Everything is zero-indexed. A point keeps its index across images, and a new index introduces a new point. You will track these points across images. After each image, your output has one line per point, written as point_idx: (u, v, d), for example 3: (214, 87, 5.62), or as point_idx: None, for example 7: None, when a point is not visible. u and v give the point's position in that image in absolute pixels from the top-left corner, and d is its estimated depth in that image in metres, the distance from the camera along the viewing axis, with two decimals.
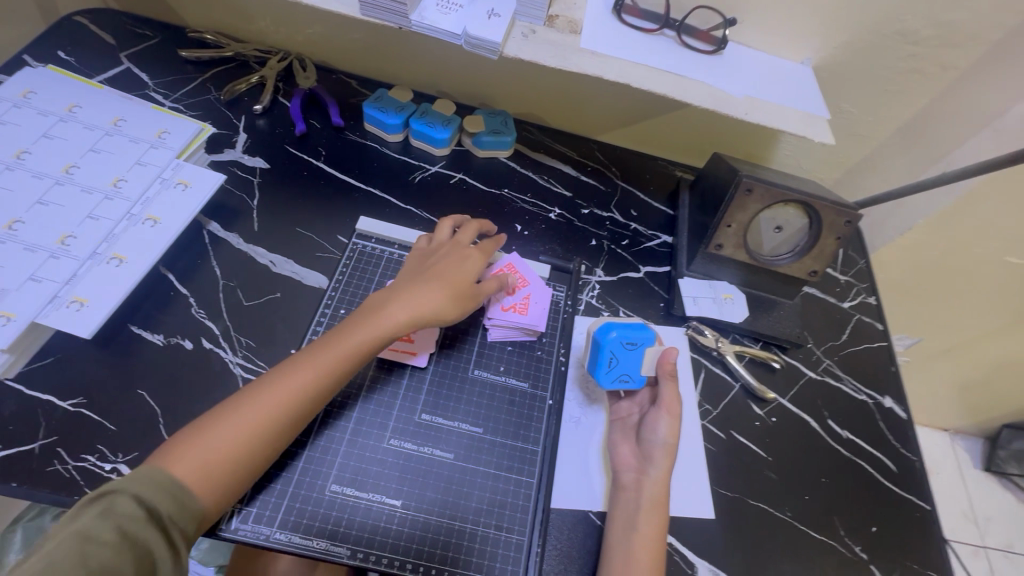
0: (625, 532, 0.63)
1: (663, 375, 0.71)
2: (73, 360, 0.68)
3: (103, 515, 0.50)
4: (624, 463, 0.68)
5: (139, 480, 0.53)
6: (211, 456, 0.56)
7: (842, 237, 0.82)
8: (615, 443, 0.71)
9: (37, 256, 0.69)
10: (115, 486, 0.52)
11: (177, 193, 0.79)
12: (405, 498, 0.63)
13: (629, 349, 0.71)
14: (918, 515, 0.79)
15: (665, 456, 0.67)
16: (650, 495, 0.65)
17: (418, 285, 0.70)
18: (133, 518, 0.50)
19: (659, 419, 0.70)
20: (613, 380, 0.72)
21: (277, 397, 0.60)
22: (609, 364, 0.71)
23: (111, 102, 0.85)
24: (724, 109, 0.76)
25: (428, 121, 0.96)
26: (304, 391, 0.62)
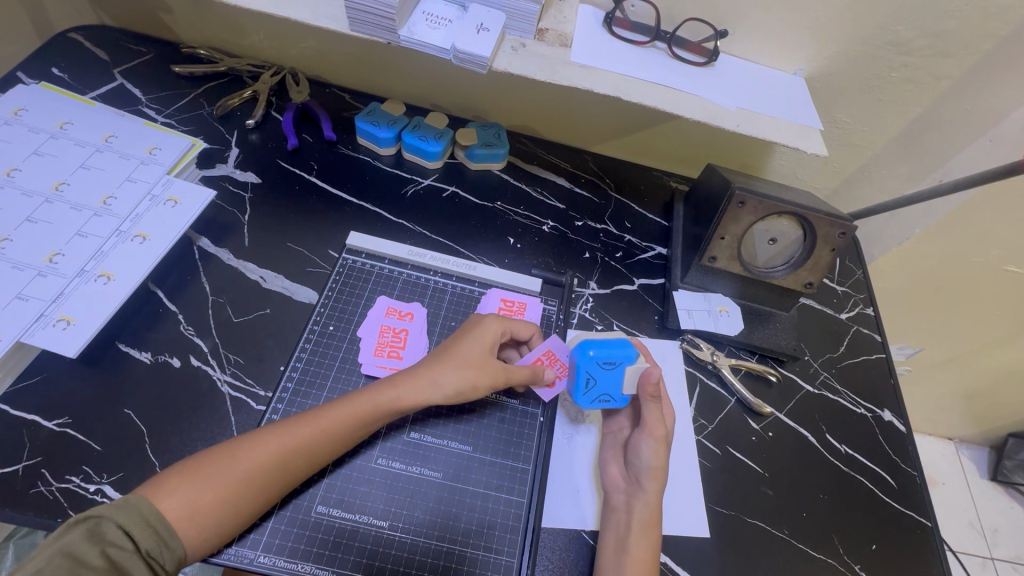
0: (616, 553, 0.61)
1: (645, 397, 0.67)
2: (60, 378, 0.68)
3: (92, 539, 0.49)
4: (613, 484, 0.68)
5: (126, 509, 0.52)
6: (200, 494, 0.55)
7: (837, 249, 0.81)
8: (607, 461, 0.70)
9: (25, 274, 0.69)
10: (101, 512, 0.51)
11: (166, 210, 0.78)
12: (392, 518, 0.62)
13: (607, 369, 0.68)
14: (919, 532, 0.78)
15: (652, 479, 0.65)
16: (639, 517, 0.63)
17: (445, 358, 0.67)
18: (119, 547, 0.50)
19: (642, 442, 0.67)
20: (592, 401, 0.70)
21: (292, 440, 0.60)
22: (587, 386, 0.69)
23: (103, 119, 0.86)
24: (715, 121, 0.75)
25: (420, 135, 0.96)
26: (318, 436, 0.61)
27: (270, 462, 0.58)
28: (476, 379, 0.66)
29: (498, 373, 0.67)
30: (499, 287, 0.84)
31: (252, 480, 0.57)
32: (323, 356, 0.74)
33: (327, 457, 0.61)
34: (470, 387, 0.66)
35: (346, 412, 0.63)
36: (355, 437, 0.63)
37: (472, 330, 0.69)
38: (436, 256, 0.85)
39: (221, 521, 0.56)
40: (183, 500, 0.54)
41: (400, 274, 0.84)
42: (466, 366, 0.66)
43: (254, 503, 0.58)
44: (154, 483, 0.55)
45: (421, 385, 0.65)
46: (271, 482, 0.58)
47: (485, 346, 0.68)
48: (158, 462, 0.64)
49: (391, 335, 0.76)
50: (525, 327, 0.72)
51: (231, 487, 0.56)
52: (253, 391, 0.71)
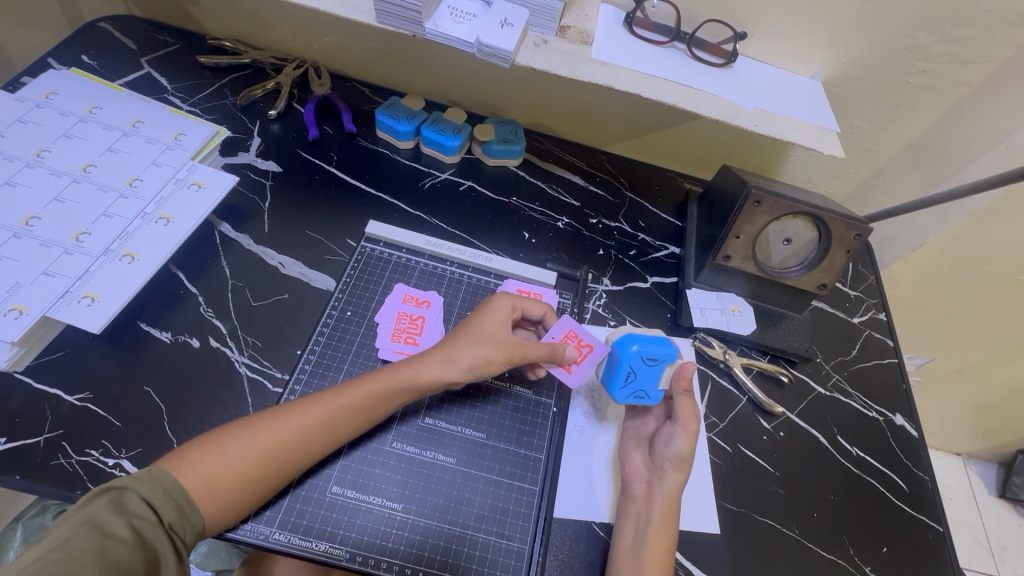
0: (634, 544, 0.61)
1: (679, 389, 0.69)
2: (83, 354, 0.69)
3: (116, 510, 0.49)
4: (635, 473, 0.68)
5: (149, 482, 0.53)
6: (220, 469, 0.56)
7: (852, 251, 0.81)
8: (627, 452, 0.70)
9: (52, 251, 0.70)
10: (123, 483, 0.51)
11: (190, 193, 0.80)
12: (406, 501, 0.63)
13: (647, 365, 0.68)
14: (930, 536, 0.77)
15: (676, 470, 0.66)
16: (660, 507, 0.63)
17: (461, 335, 0.68)
18: (143, 518, 0.51)
19: (674, 433, 0.67)
20: (627, 395, 0.70)
21: (311, 413, 0.61)
22: (626, 381, 0.69)
23: (130, 104, 0.87)
24: (734, 120, 0.76)
25: (439, 129, 0.98)
26: (334, 409, 0.62)
27: (287, 435, 0.59)
28: (490, 353, 0.66)
29: (513, 347, 0.67)
30: (513, 279, 0.84)
31: (269, 454, 0.58)
32: (340, 341, 0.75)
33: (345, 433, 0.62)
34: (484, 361, 0.66)
35: (361, 387, 0.64)
36: (374, 412, 0.64)
37: (485, 309, 0.70)
38: (453, 246, 0.86)
39: (239, 496, 0.56)
40: (202, 477, 0.55)
41: (417, 263, 0.84)
42: (481, 343, 0.66)
43: (272, 479, 0.58)
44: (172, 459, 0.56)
45: (436, 361, 0.66)
46: (289, 455, 0.59)
47: (500, 324, 0.68)
48: (175, 439, 0.65)
49: (407, 322, 0.77)
50: (539, 308, 0.73)
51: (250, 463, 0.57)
52: (270, 373, 0.72)
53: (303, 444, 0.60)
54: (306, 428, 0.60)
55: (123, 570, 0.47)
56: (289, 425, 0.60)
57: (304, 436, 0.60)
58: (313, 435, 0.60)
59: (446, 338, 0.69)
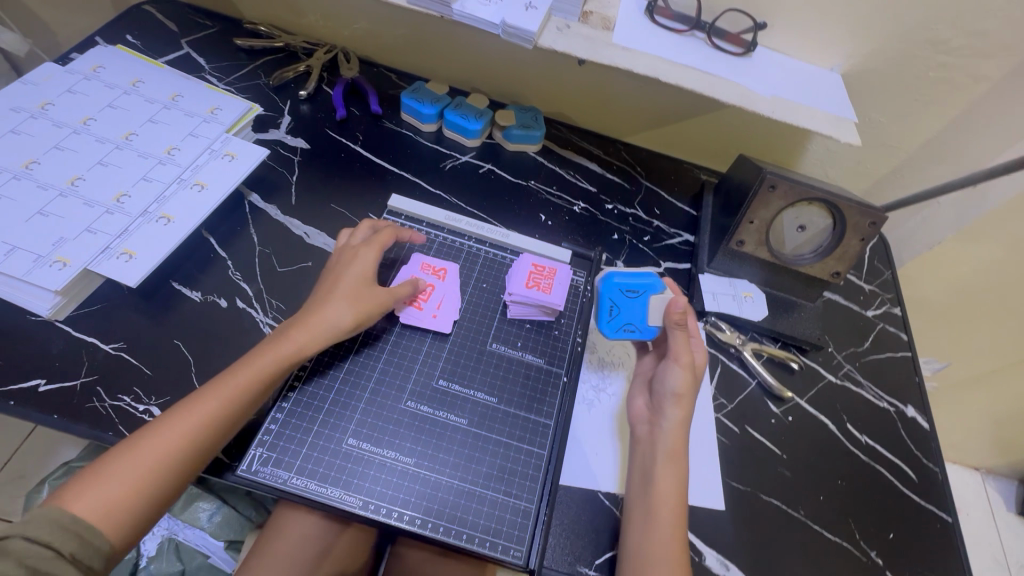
0: (642, 484, 0.65)
1: (671, 324, 0.71)
2: (117, 309, 0.73)
3: (1, 557, 0.46)
4: (639, 415, 0.71)
5: (33, 523, 0.49)
6: (119, 486, 0.54)
7: (866, 239, 0.82)
8: (633, 396, 0.74)
9: (94, 210, 0.74)
10: (3, 535, 0.48)
11: (224, 163, 0.84)
12: (419, 456, 0.65)
13: (629, 297, 0.75)
14: (939, 526, 0.77)
15: (674, 406, 0.68)
16: (663, 445, 0.66)
17: (325, 293, 0.70)
18: (38, 555, 0.48)
19: (669, 370, 0.70)
20: (617, 329, 0.75)
21: (219, 398, 0.61)
22: (610, 312, 0.75)
23: (171, 80, 0.92)
24: (751, 105, 0.78)
25: (461, 113, 1.01)
26: (239, 399, 0.61)
27: (201, 429, 0.59)
28: (354, 309, 0.69)
29: (382, 296, 0.71)
30: (528, 254, 0.86)
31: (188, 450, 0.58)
32: None
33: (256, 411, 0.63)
34: (370, 313, 0.69)
35: (254, 362, 0.63)
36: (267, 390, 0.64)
37: (350, 256, 0.73)
38: (471, 222, 0.88)
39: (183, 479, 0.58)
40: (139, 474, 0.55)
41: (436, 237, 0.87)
42: (348, 297, 0.69)
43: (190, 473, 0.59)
44: (91, 467, 0.55)
45: (310, 325, 0.67)
46: (209, 444, 0.59)
47: (356, 275, 0.71)
48: None
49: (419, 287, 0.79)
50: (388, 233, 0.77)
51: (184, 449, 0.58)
52: None
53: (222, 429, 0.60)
54: (218, 417, 0.60)
55: None
56: (200, 419, 0.59)
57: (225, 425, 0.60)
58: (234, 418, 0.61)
59: (312, 301, 0.70)
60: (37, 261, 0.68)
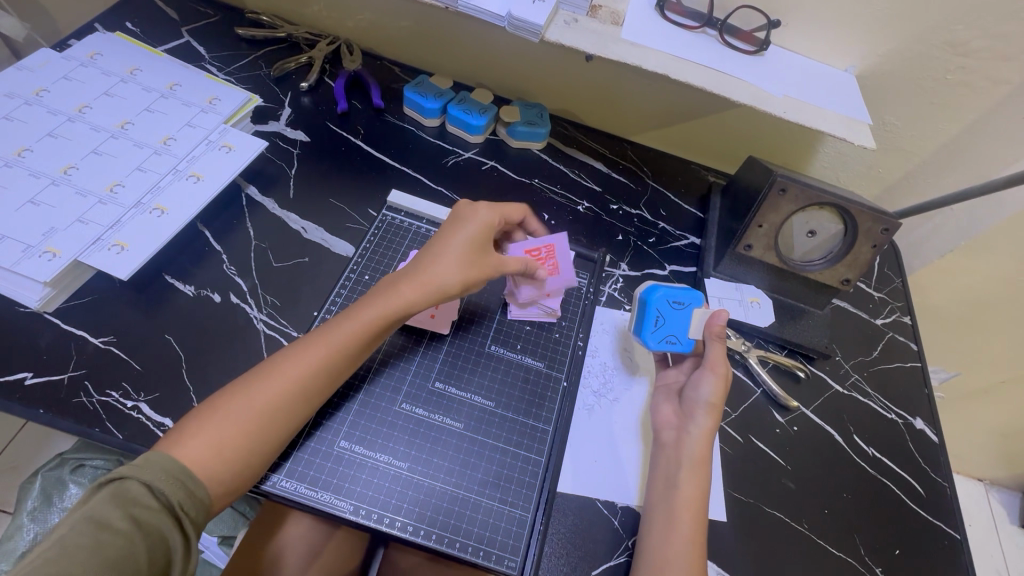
0: (665, 490, 0.63)
1: (710, 337, 0.70)
2: (109, 301, 0.71)
3: (114, 500, 0.49)
4: (665, 422, 0.70)
5: (149, 467, 0.52)
6: (226, 431, 0.56)
7: (878, 246, 0.80)
8: (658, 403, 0.72)
9: (86, 200, 0.73)
10: (123, 472, 0.51)
11: (221, 154, 0.82)
12: (412, 460, 0.63)
13: (675, 309, 0.73)
14: (946, 543, 0.75)
15: (707, 414, 0.66)
16: (689, 450, 0.65)
17: (434, 253, 0.68)
18: (144, 506, 0.50)
19: (702, 378, 0.69)
20: (659, 341, 0.73)
21: (322, 351, 0.62)
22: (655, 323, 0.73)
23: (169, 69, 0.90)
24: (763, 105, 0.75)
25: (465, 108, 0.98)
26: (337, 355, 0.62)
27: (296, 381, 0.60)
28: (470, 270, 0.67)
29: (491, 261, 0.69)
30: None
31: (285, 402, 0.59)
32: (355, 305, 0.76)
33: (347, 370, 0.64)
34: (466, 282, 0.67)
35: (354, 323, 0.64)
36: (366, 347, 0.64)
37: (465, 218, 0.70)
38: None
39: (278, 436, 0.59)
40: (234, 427, 0.56)
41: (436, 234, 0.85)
42: (453, 264, 0.67)
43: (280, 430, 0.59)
44: (194, 416, 0.57)
45: (419, 284, 0.66)
46: (300, 400, 0.60)
47: (464, 242, 0.68)
48: (191, 386, 0.67)
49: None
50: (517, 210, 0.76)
51: (278, 405, 0.59)
52: (286, 331, 0.73)
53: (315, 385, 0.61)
54: (316, 369, 0.61)
55: (125, 563, 0.47)
56: (296, 371, 0.60)
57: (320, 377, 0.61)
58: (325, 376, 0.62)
59: (413, 264, 0.68)
60: (27, 250, 0.67)
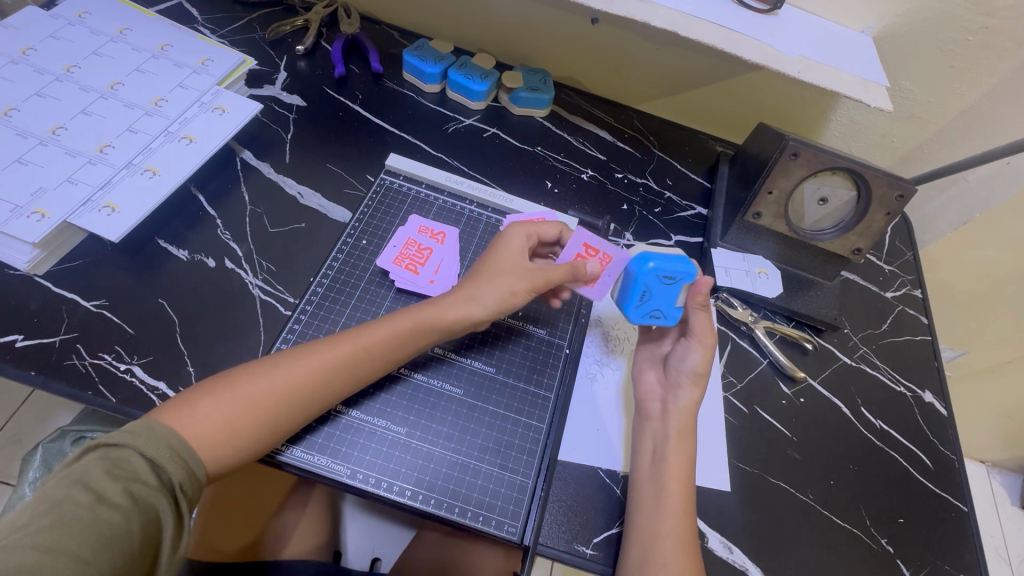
0: (653, 464, 0.61)
1: (694, 305, 0.66)
2: (100, 264, 0.69)
3: (112, 473, 0.48)
4: (650, 391, 0.67)
5: (151, 440, 0.51)
6: (235, 411, 0.55)
7: (892, 213, 0.77)
8: (641, 371, 0.69)
9: (76, 160, 0.71)
10: (123, 442, 0.50)
11: (214, 117, 0.80)
12: (411, 425, 0.62)
13: (664, 283, 0.65)
14: (954, 515, 0.73)
15: (693, 384, 0.64)
16: (676, 424, 0.62)
17: (478, 274, 0.66)
18: (142, 483, 0.49)
19: (689, 348, 0.66)
20: (643, 316, 0.67)
21: (347, 347, 0.60)
22: (640, 299, 0.66)
23: (160, 29, 0.87)
24: (777, 65, 0.72)
25: (466, 73, 0.95)
26: (364, 356, 0.60)
27: (314, 372, 0.58)
28: (513, 283, 0.64)
29: (535, 273, 0.65)
30: (513, 215, 0.82)
31: (297, 390, 0.57)
32: (352, 270, 0.74)
33: (369, 376, 0.61)
34: (509, 293, 0.64)
35: (386, 328, 0.62)
36: (395, 353, 0.62)
37: (501, 241, 0.68)
38: (473, 185, 0.84)
39: (287, 425, 0.57)
40: (245, 409, 0.55)
41: (436, 200, 0.83)
42: (500, 276, 0.64)
43: (289, 418, 0.57)
44: (203, 389, 0.56)
45: (459, 299, 0.64)
46: (315, 393, 0.58)
47: (515, 253, 0.66)
48: (186, 350, 0.65)
49: (414, 250, 0.76)
50: (553, 229, 0.71)
51: (292, 395, 0.57)
52: (282, 297, 0.72)
53: (331, 381, 0.59)
54: (337, 363, 0.59)
55: (119, 540, 0.45)
56: (314, 362, 0.59)
57: (341, 372, 0.59)
58: (345, 373, 0.59)
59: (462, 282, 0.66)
60: (14, 211, 0.65)
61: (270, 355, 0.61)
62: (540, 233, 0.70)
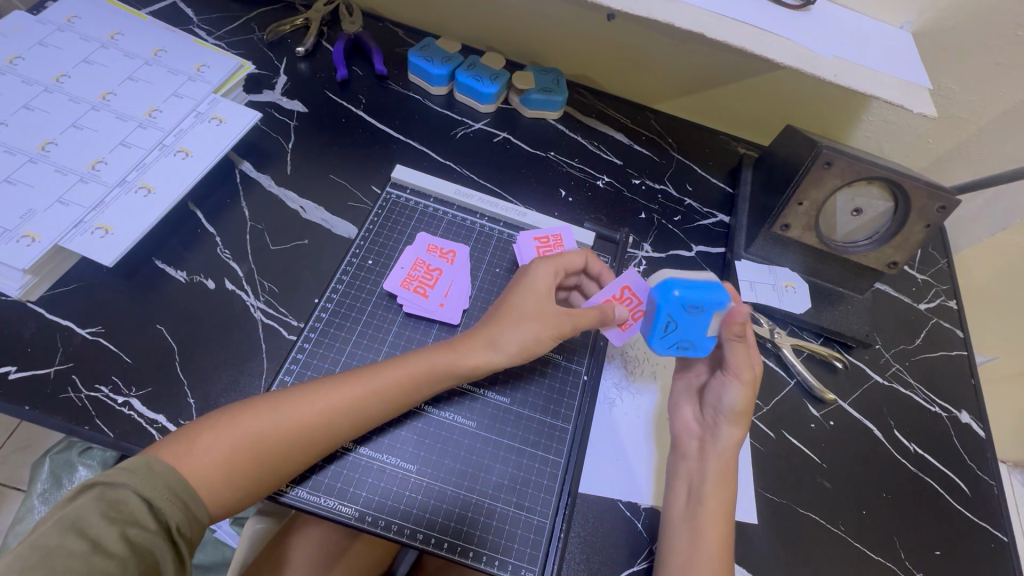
0: (688, 505, 0.58)
1: (729, 336, 0.61)
2: (96, 288, 0.66)
3: (109, 516, 0.44)
4: (685, 429, 0.63)
5: (147, 478, 0.48)
6: (234, 452, 0.52)
7: (932, 225, 0.72)
8: (677, 404, 0.66)
9: (67, 179, 0.67)
10: (118, 480, 0.47)
11: (211, 127, 0.76)
12: (421, 463, 0.59)
13: (691, 313, 0.60)
14: (993, 546, 0.70)
15: (732, 424, 0.60)
16: (715, 464, 0.59)
17: (501, 314, 0.62)
18: (140, 527, 0.45)
19: (726, 384, 0.61)
20: (669, 346, 0.62)
21: (358, 392, 0.56)
22: (665, 329, 0.61)
23: (153, 32, 0.83)
24: (812, 68, 0.66)
25: (475, 74, 0.90)
26: (374, 401, 0.57)
27: (320, 416, 0.55)
28: (537, 331, 0.60)
29: (561, 321, 0.61)
30: (527, 230, 0.78)
31: (302, 435, 0.54)
32: (358, 291, 0.71)
33: (378, 419, 0.58)
34: (533, 340, 0.60)
35: (399, 370, 0.58)
36: (407, 397, 0.58)
37: (526, 278, 0.64)
38: (484, 198, 0.80)
39: (290, 465, 0.54)
40: (249, 453, 0.52)
41: (445, 213, 0.79)
42: (525, 320, 0.60)
43: (292, 461, 0.54)
44: (206, 424, 0.53)
45: (480, 343, 0.60)
46: (320, 437, 0.55)
47: (541, 294, 0.62)
48: (186, 380, 0.62)
49: (423, 270, 0.72)
50: (577, 259, 0.67)
51: (298, 438, 0.54)
52: (286, 320, 0.68)
53: (338, 427, 0.55)
54: (345, 409, 0.56)
55: None
56: (321, 406, 0.55)
57: (350, 418, 0.56)
58: (354, 418, 0.56)
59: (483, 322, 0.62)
60: (3, 235, 0.62)
61: (277, 389, 0.57)
62: (567, 266, 0.66)
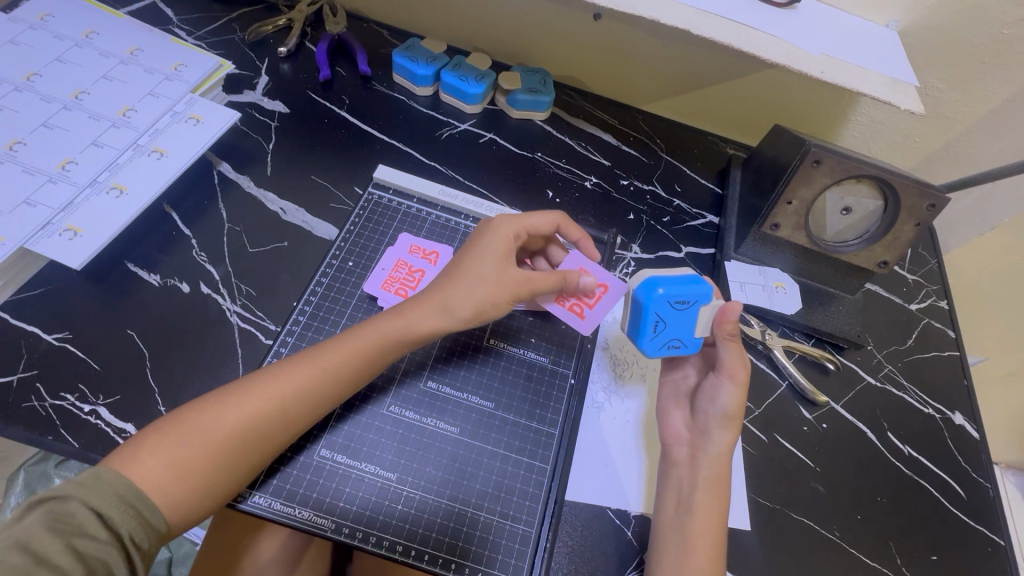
0: (677, 515, 0.56)
1: (723, 335, 0.60)
2: (64, 293, 0.64)
3: (54, 529, 0.42)
4: (675, 435, 0.62)
5: (97, 489, 0.45)
6: (189, 453, 0.49)
7: (922, 224, 0.72)
8: (666, 410, 0.64)
9: (35, 179, 0.65)
10: (65, 492, 0.44)
11: (187, 127, 0.74)
12: (402, 471, 0.57)
13: (677, 309, 0.61)
14: (990, 550, 0.68)
15: (724, 428, 0.59)
16: (707, 472, 0.57)
17: (454, 276, 0.60)
18: (89, 538, 0.43)
19: (719, 386, 0.60)
20: (660, 347, 0.62)
21: (310, 369, 0.55)
22: (655, 329, 0.61)
23: (130, 31, 0.81)
24: (799, 65, 0.66)
25: (460, 75, 0.89)
26: (326, 376, 0.55)
27: (273, 401, 0.53)
28: (493, 292, 0.59)
29: (519, 285, 0.59)
30: None
31: (257, 425, 0.52)
32: (338, 294, 0.69)
33: (334, 400, 0.56)
34: (489, 303, 0.58)
35: (352, 344, 0.57)
36: (362, 371, 0.57)
37: (485, 237, 0.62)
38: (469, 199, 0.78)
39: (249, 462, 0.52)
40: (203, 450, 0.50)
41: (429, 215, 0.77)
42: (481, 283, 0.59)
43: (252, 457, 0.52)
44: (158, 425, 0.51)
45: (432, 309, 0.59)
46: (274, 423, 0.52)
47: (498, 255, 0.61)
48: (157, 387, 0.60)
49: (405, 272, 0.70)
50: (545, 222, 0.66)
51: (252, 427, 0.52)
52: (263, 325, 0.66)
53: (293, 412, 0.53)
54: (299, 391, 0.54)
55: None
56: (274, 391, 0.53)
57: (303, 398, 0.54)
58: (309, 400, 0.54)
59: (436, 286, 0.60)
60: None
61: (231, 383, 0.55)
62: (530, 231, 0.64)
